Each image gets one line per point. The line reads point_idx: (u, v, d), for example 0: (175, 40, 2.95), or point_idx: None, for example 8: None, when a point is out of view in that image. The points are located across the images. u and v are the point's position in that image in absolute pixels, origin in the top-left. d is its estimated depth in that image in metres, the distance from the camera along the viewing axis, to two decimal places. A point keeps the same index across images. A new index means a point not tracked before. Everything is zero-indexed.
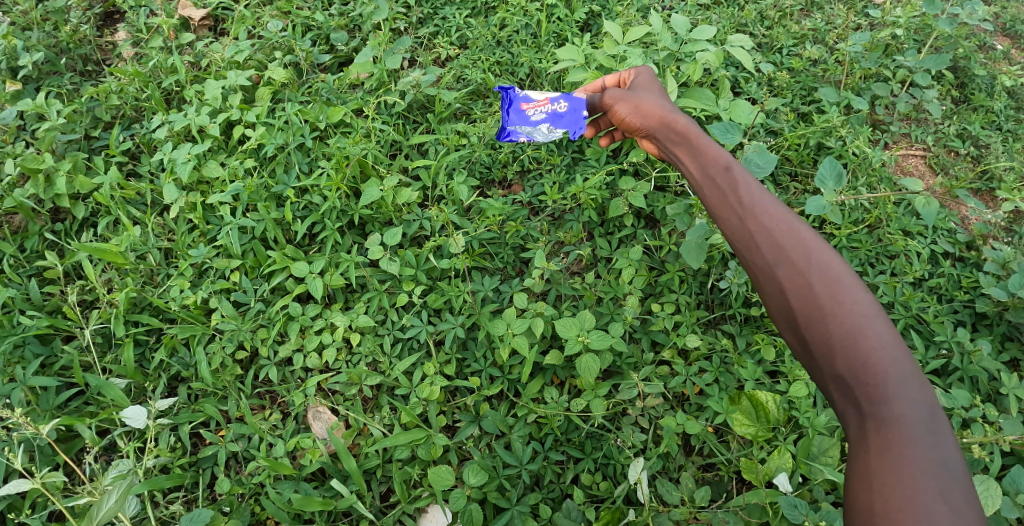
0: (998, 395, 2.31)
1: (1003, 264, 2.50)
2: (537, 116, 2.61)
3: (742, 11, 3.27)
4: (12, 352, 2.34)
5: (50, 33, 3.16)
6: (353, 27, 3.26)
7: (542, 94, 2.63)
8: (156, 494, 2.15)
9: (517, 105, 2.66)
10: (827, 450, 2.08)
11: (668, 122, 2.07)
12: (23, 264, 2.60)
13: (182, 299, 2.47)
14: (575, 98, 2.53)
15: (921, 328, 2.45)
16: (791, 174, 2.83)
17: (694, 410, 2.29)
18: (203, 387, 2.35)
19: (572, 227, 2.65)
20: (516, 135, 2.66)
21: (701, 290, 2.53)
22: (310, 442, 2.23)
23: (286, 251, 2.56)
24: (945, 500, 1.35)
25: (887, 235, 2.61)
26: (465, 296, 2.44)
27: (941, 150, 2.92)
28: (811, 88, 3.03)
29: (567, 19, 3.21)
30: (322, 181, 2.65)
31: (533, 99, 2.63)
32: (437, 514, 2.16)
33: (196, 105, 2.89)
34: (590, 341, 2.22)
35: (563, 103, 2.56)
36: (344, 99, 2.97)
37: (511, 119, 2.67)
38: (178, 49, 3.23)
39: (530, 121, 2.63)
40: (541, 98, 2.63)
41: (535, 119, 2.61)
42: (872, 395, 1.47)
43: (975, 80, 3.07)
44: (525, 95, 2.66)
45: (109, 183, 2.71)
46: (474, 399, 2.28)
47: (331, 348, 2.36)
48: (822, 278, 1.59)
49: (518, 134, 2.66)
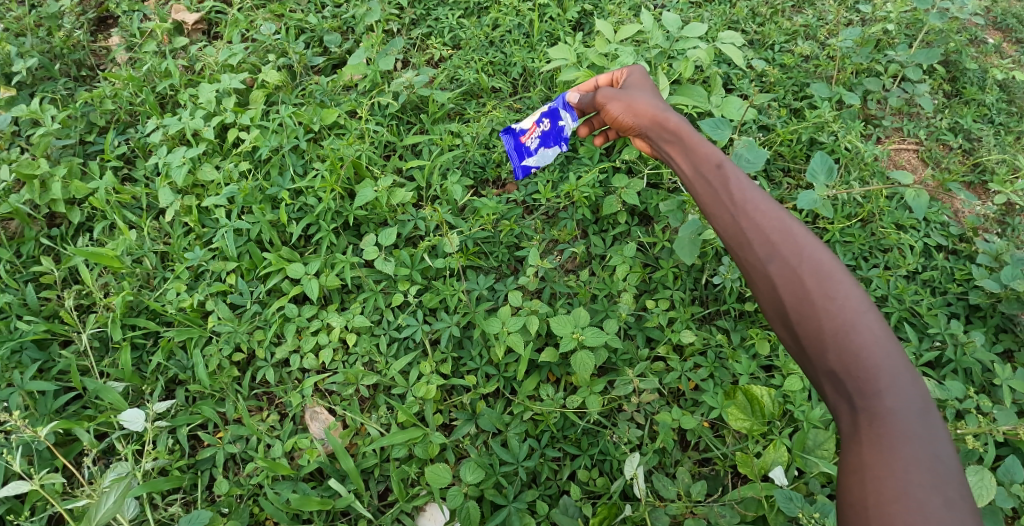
0: (992, 387, 2.32)
1: (996, 256, 2.51)
2: (533, 142, 2.61)
3: (733, 8, 3.29)
4: (9, 357, 2.35)
5: (44, 38, 3.18)
6: (346, 29, 3.27)
7: (529, 119, 2.62)
8: (156, 496, 2.16)
9: (512, 144, 2.68)
10: (822, 443, 2.07)
11: (660, 120, 2.08)
12: (19, 269, 2.60)
13: (177, 302, 2.47)
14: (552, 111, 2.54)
15: (915, 321, 2.46)
16: (784, 170, 2.84)
17: (690, 406, 2.31)
18: (201, 389, 2.36)
19: (566, 225, 2.67)
20: (526, 169, 2.68)
21: (695, 286, 2.54)
22: (308, 442, 2.24)
23: (282, 252, 2.58)
24: (938, 493, 1.37)
25: (880, 229, 2.63)
26: (460, 295, 2.46)
27: (933, 144, 2.93)
28: (803, 84, 3.04)
29: (560, 18, 3.22)
30: (316, 183, 2.66)
31: (522, 129, 2.64)
32: (435, 512, 2.17)
33: (190, 109, 2.89)
34: (585, 338, 2.24)
35: (546, 120, 2.56)
36: (338, 101, 2.98)
37: (514, 158, 2.69)
38: (172, 53, 3.24)
39: (529, 150, 2.63)
40: (528, 124, 2.63)
41: (532, 147, 2.62)
42: (865, 390, 1.48)
43: (967, 74, 3.08)
44: (515, 130, 2.67)
45: (105, 188, 2.72)
46: (470, 398, 2.30)
47: (327, 348, 2.37)
48: (813, 274, 1.61)
49: (526, 167, 2.67)
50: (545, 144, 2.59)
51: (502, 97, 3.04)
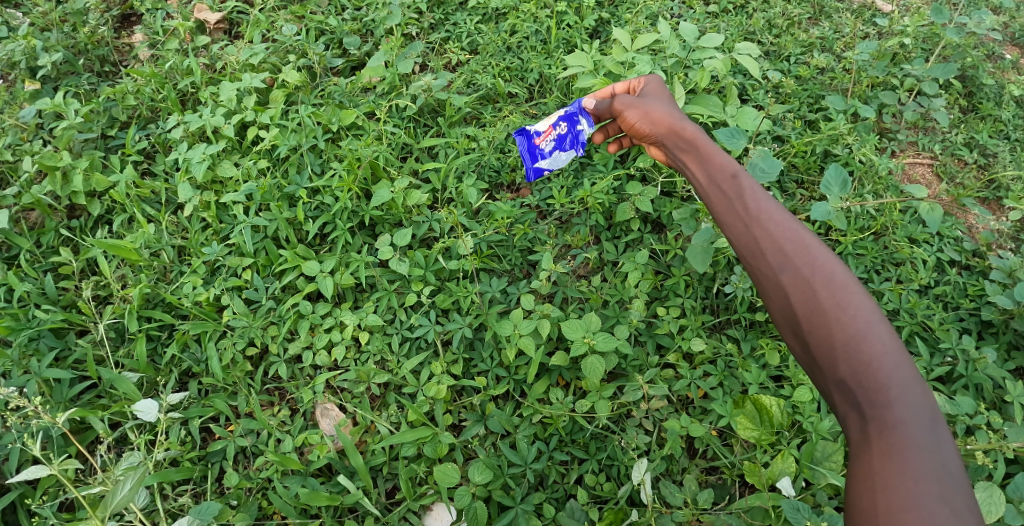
0: (1003, 404, 2.31)
1: (1010, 273, 2.51)
2: (548, 145, 2.63)
3: (750, 20, 3.31)
4: (27, 345, 2.39)
5: (69, 34, 3.23)
6: (366, 32, 3.31)
7: (546, 122, 2.65)
8: (166, 486, 2.19)
9: (525, 145, 2.69)
10: (830, 455, 2.09)
11: (676, 130, 2.10)
12: (39, 259, 2.64)
13: (194, 295, 2.51)
14: (571, 114, 2.57)
15: (926, 335, 2.46)
16: (798, 181, 2.85)
17: (698, 413, 2.31)
18: (214, 382, 2.39)
19: (579, 230, 2.68)
20: (537, 172, 2.68)
21: (706, 295, 2.55)
22: (318, 438, 2.26)
23: (297, 250, 2.60)
24: (947, 503, 1.37)
25: (894, 243, 2.63)
26: (473, 297, 2.49)
27: (948, 159, 2.93)
28: (818, 96, 3.05)
29: (577, 26, 3.25)
30: (334, 182, 2.69)
31: (536, 131, 2.67)
32: (443, 513, 2.18)
33: (212, 106, 2.94)
34: (596, 343, 2.24)
35: (563, 124, 2.59)
36: (356, 103, 3.01)
37: (529, 160, 2.68)
38: (194, 51, 3.29)
39: (543, 153, 2.65)
40: (543, 127, 2.66)
41: (546, 150, 2.63)
42: (875, 399, 1.49)
43: (983, 89, 3.09)
44: (529, 132, 2.69)
45: (125, 182, 2.76)
46: (480, 399, 2.32)
47: (340, 346, 2.40)
48: (825, 283, 1.62)
49: (537, 170, 2.67)
50: (560, 147, 2.61)
51: (518, 102, 3.07)
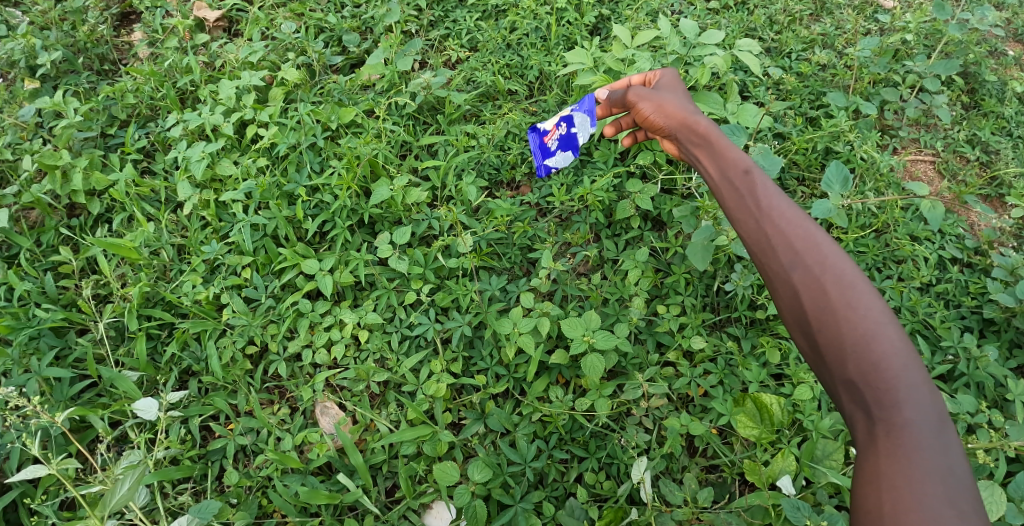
0: (1005, 402, 2.30)
1: (1011, 271, 2.49)
2: (554, 143, 2.69)
3: (751, 16, 3.30)
4: (27, 343, 2.39)
5: (68, 32, 3.22)
6: (365, 29, 3.30)
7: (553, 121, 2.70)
8: (166, 485, 2.19)
9: (535, 142, 2.77)
10: (831, 453, 2.09)
11: (688, 123, 2.08)
12: (39, 258, 2.64)
13: (194, 294, 2.51)
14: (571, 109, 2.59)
15: (927, 333, 2.45)
16: (798, 179, 2.84)
17: (699, 411, 2.31)
18: (213, 381, 2.39)
19: (579, 228, 2.67)
20: (547, 169, 2.74)
21: (706, 293, 2.54)
22: (318, 437, 2.26)
23: (297, 249, 2.60)
24: (951, 504, 1.36)
25: (895, 240, 2.62)
26: (473, 295, 2.48)
27: (950, 156, 2.92)
28: (819, 93, 3.04)
29: (577, 22, 3.23)
30: (333, 181, 2.69)
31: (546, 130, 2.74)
32: (442, 510, 2.19)
33: (211, 105, 2.93)
34: (596, 341, 2.24)
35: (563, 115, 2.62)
36: (356, 100, 3.00)
37: (537, 157, 2.77)
38: (193, 49, 3.28)
39: (550, 151, 2.71)
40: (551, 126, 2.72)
41: (552, 148, 2.69)
42: (883, 399, 1.48)
43: (986, 86, 3.07)
44: (539, 130, 2.76)
45: (125, 180, 2.76)
46: (480, 397, 2.31)
47: (340, 344, 2.40)
48: (836, 282, 1.61)
49: (546, 167, 2.74)
50: (562, 145, 2.65)
51: (518, 100, 3.06)
